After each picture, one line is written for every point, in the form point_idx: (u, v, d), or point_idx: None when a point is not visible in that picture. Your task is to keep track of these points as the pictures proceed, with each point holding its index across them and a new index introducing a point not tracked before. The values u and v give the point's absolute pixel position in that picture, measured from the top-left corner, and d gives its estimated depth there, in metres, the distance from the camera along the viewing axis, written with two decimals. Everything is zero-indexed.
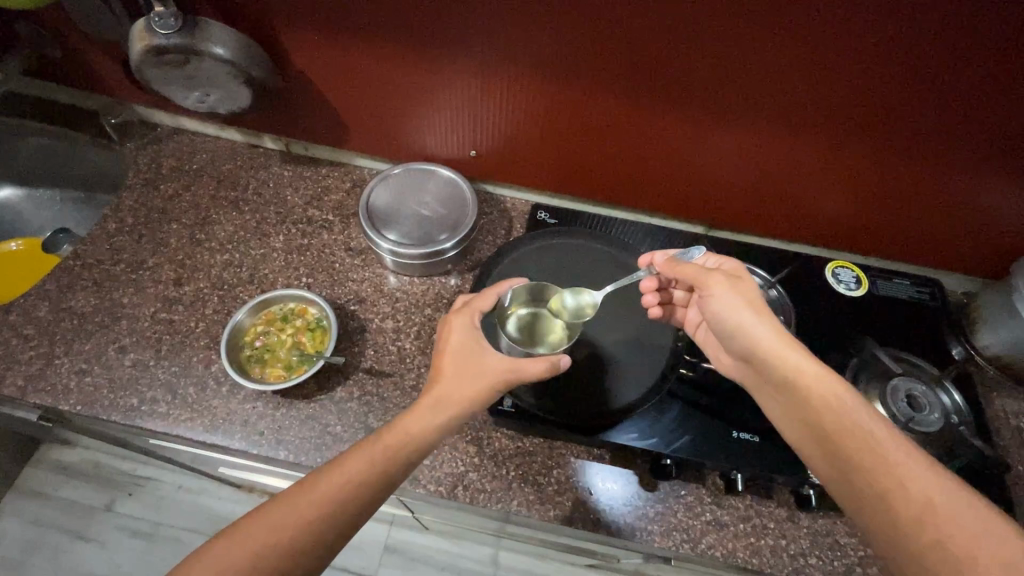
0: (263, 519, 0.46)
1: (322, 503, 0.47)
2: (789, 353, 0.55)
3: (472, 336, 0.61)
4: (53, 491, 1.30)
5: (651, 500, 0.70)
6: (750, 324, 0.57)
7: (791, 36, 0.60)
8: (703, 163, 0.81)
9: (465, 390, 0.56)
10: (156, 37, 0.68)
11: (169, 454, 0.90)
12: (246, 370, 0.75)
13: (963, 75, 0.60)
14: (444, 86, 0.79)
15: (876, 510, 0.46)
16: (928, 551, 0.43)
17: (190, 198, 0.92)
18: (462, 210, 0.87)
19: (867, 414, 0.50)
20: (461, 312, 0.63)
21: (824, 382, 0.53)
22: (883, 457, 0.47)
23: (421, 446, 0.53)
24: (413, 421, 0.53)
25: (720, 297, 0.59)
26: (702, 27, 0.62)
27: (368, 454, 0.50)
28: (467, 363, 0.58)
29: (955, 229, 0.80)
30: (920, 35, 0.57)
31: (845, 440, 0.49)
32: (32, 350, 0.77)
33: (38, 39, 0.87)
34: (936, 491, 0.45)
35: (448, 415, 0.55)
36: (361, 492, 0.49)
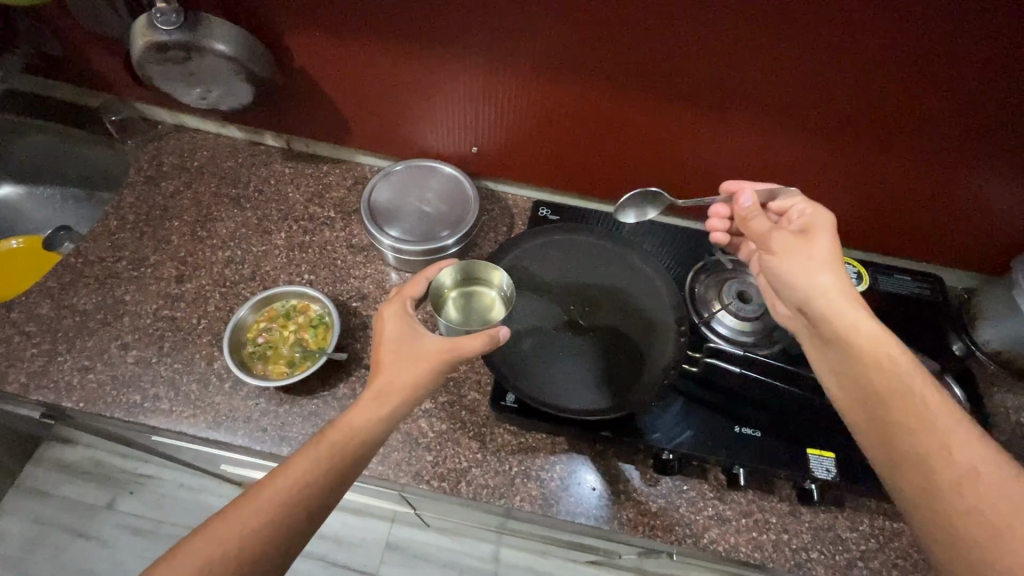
0: (207, 533, 0.45)
1: (265, 511, 0.46)
2: (848, 309, 0.53)
3: (406, 323, 0.59)
4: (54, 489, 1.30)
5: (654, 495, 0.70)
6: (813, 279, 0.56)
7: (796, 32, 0.60)
8: (706, 158, 0.81)
9: (407, 377, 0.55)
10: (157, 33, 0.67)
11: (172, 452, 0.90)
12: (249, 367, 0.75)
13: (970, 70, 0.60)
14: (445, 82, 0.79)
15: (914, 471, 0.45)
16: (961, 515, 0.43)
17: (191, 195, 0.92)
18: (464, 206, 0.87)
19: (920, 377, 0.49)
20: (392, 300, 0.61)
21: (877, 342, 0.51)
22: (927, 421, 0.46)
23: (368, 441, 0.52)
24: (355, 417, 0.52)
25: (786, 259, 0.58)
26: (707, 22, 0.61)
27: (312, 455, 0.50)
28: (404, 350, 0.57)
29: (957, 225, 0.81)
30: (926, 31, 0.57)
31: (891, 399, 0.48)
32: (34, 347, 0.77)
33: (38, 36, 0.87)
34: (980, 459, 0.44)
35: (393, 405, 0.53)
36: (307, 495, 0.48)
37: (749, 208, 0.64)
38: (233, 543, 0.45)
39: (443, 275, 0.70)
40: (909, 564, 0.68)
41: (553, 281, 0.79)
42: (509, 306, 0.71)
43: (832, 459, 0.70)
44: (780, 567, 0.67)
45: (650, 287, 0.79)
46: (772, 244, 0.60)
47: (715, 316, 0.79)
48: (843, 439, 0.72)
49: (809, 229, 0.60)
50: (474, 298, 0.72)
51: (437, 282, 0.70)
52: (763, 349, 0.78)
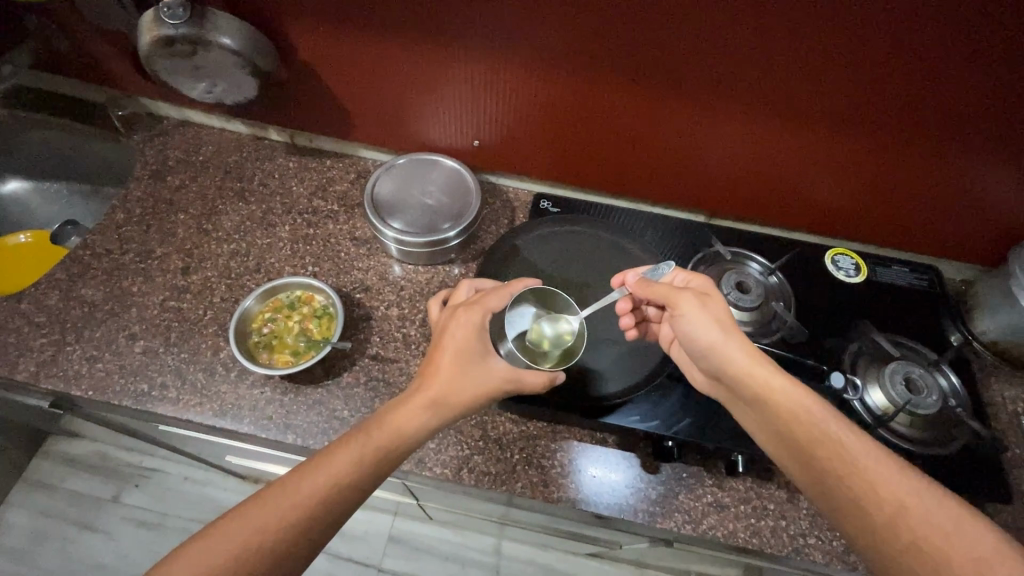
0: (243, 523, 0.46)
1: (304, 506, 0.48)
2: (762, 368, 0.57)
3: (479, 337, 0.61)
4: (61, 482, 1.32)
5: (653, 482, 0.71)
6: (724, 345, 0.58)
7: (797, 21, 0.61)
8: (703, 153, 0.82)
9: (463, 394, 0.57)
10: (163, 27, 0.68)
11: (178, 442, 0.91)
12: (254, 356, 0.76)
13: (968, 58, 0.60)
14: (448, 77, 0.80)
15: (853, 515, 0.49)
16: (904, 551, 0.45)
17: (197, 189, 0.93)
18: (466, 200, 0.88)
19: (833, 420, 0.53)
20: (471, 306, 0.63)
21: (790, 393, 0.55)
22: (851, 465, 0.50)
23: (412, 448, 0.54)
24: (407, 420, 0.54)
25: (696, 323, 0.59)
26: (706, 13, 0.62)
27: (356, 455, 0.51)
28: (468, 363, 0.59)
29: (953, 218, 0.82)
30: (923, 20, 0.58)
31: (816, 449, 0.52)
32: (43, 337, 0.78)
33: (46, 32, 0.88)
34: (908, 494, 0.47)
35: (444, 417, 0.56)
36: (348, 492, 0.50)
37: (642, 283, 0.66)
38: (271, 535, 0.46)
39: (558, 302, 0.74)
40: None
41: (554, 271, 0.80)
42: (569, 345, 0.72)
43: None
44: (778, 553, 0.67)
45: None
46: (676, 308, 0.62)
47: None
48: None
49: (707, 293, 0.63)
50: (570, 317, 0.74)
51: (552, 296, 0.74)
52: (763, 339, 0.79)
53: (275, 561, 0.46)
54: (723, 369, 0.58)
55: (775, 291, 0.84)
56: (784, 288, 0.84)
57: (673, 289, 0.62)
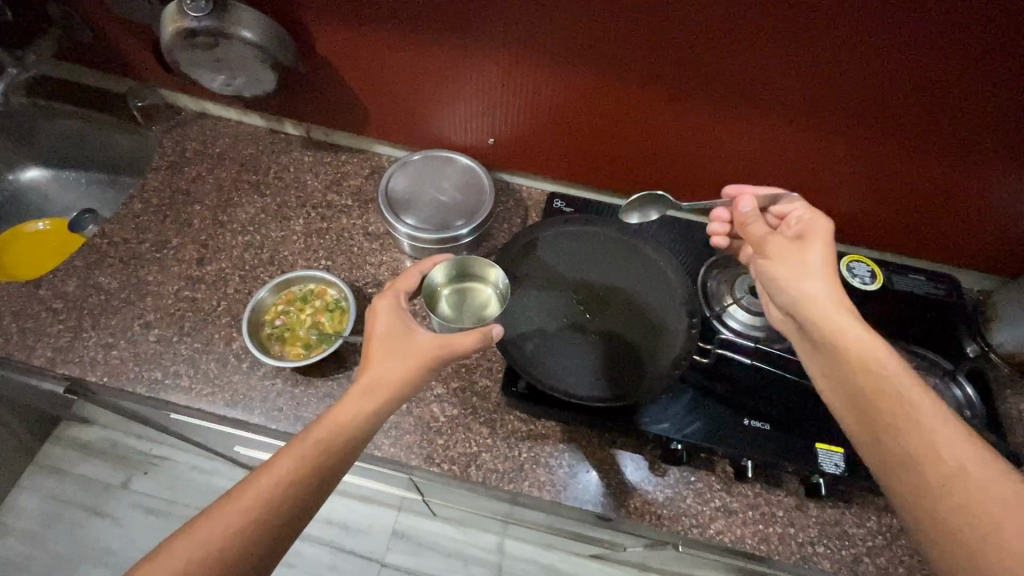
0: (190, 535, 0.46)
1: (247, 511, 0.47)
2: (839, 314, 0.56)
3: (400, 317, 0.60)
4: (71, 467, 1.34)
5: (661, 485, 0.71)
6: (806, 288, 0.58)
7: (809, 18, 0.60)
8: (720, 156, 0.81)
9: (395, 373, 0.56)
10: (187, 19, 0.69)
11: (187, 430, 0.92)
12: (266, 348, 0.76)
13: (985, 56, 0.58)
14: (464, 76, 0.80)
15: (904, 470, 0.47)
16: (956, 513, 0.43)
17: (213, 180, 0.94)
18: (480, 198, 0.88)
19: (905, 374, 0.51)
20: (386, 293, 0.62)
21: (866, 343, 0.53)
22: (914, 422, 0.48)
23: (354, 438, 0.52)
24: (342, 411, 0.53)
25: (781, 264, 0.61)
26: (715, 7, 0.61)
27: (296, 453, 0.50)
28: (395, 344, 0.57)
29: (973, 227, 0.80)
30: (937, 17, 0.56)
31: (880, 401, 0.50)
32: (60, 323, 0.79)
33: (70, 22, 0.89)
34: (971, 459, 0.45)
35: (379, 400, 0.54)
36: (290, 491, 0.48)
37: (749, 213, 0.67)
38: (214, 545, 0.45)
39: (435, 272, 0.73)
40: (916, 562, 0.67)
41: (567, 270, 0.80)
42: (504, 302, 0.73)
43: (841, 454, 0.70)
44: (785, 560, 0.67)
45: (662, 281, 0.79)
46: (767, 248, 0.64)
47: (727, 309, 0.79)
48: None
49: (804, 235, 0.63)
50: (454, 260, 0.72)
51: (429, 278, 0.72)
52: (776, 344, 0.78)
53: (226, 569, 0.45)
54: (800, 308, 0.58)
55: None
56: None
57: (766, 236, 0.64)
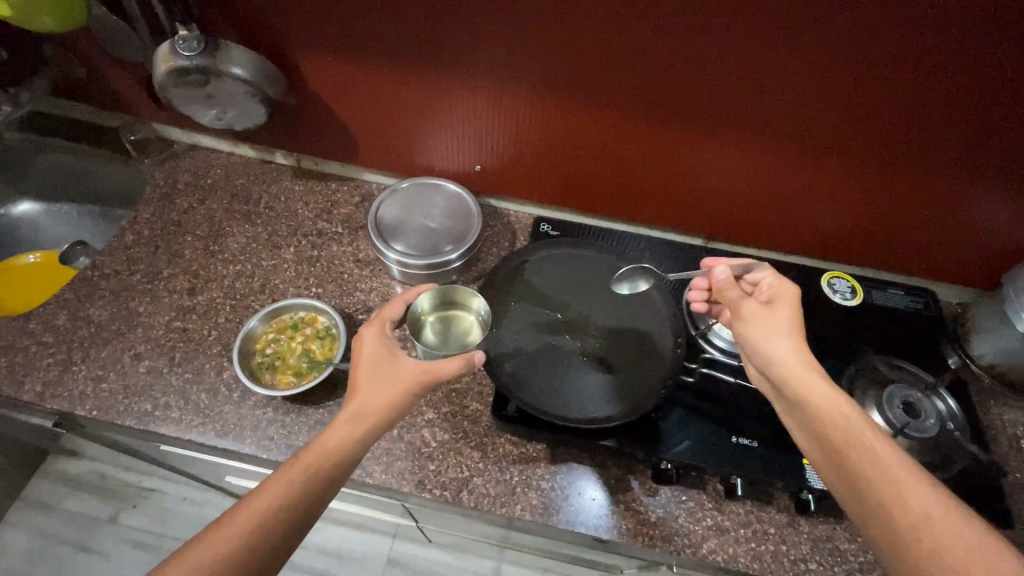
0: (178, 563, 0.45)
1: (236, 538, 0.46)
2: (807, 371, 0.56)
3: (386, 345, 0.61)
4: (59, 503, 1.32)
5: (653, 505, 0.71)
6: (776, 348, 0.59)
7: (785, 39, 0.62)
8: (700, 177, 0.84)
9: (384, 398, 0.57)
10: (179, 58, 0.71)
11: (177, 461, 0.91)
12: (257, 377, 0.77)
13: (946, 76, 0.62)
14: (450, 105, 0.82)
15: (877, 520, 0.47)
16: (927, 561, 0.44)
17: (204, 211, 0.95)
18: (467, 223, 0.90)
19: (872, 429, 0.52)
20: (372, 322, 0.63)
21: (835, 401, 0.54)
22: (881, 472, 0.49)
23: (344, 464, 0.53)
24: (330, 437, 0.53)
25: (751, 326, 0.62)
26: (695, 32, 0.64)
27: (286, 479, 0.50)
28: (383, 372, 0.59)
29: (946, 241, 0.83)
30: (905, 35, 0.59)
31: (849, 453, 0.51)
32: (50, 357, 0.79)
33: (64, 60, 0.92)
34: (935, 506, 0.46)
35: (369, 425, 0.55)
36: (281, 516, 0.48)
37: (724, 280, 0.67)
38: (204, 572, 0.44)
39: (420, 300, 0.73)
40: None
41: (554, 293, 0.81)
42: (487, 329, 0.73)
43: None
44: None
45: (648, 301, 0.81)
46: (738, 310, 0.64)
47: (713, 327, 0.80)
48: None
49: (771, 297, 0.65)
50: (438, 288, 0.73)
51: (414, 307, 0.73)
52: None
53: None
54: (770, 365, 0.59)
55: None
56: None
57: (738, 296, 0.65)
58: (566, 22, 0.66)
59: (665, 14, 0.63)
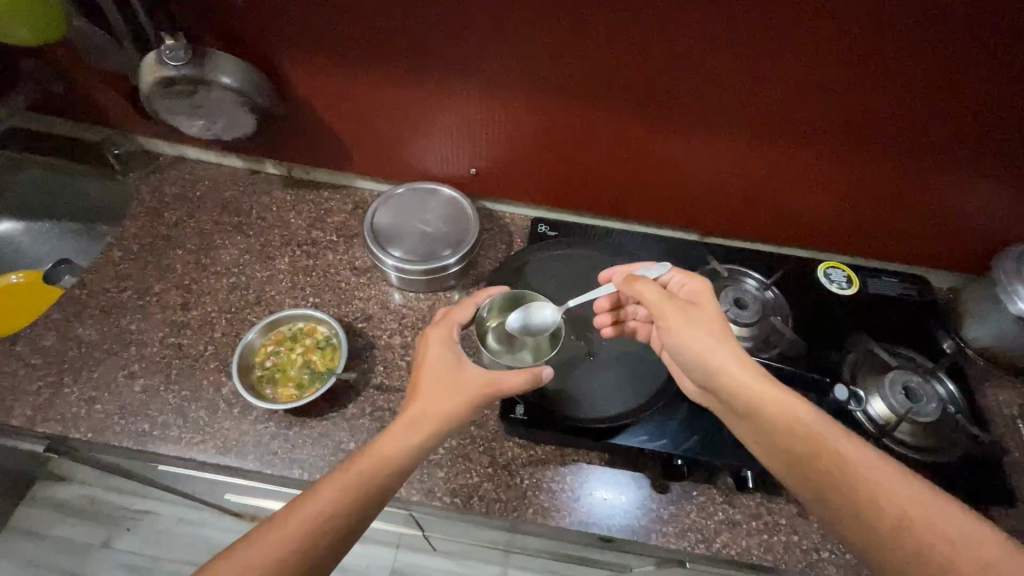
0: (232, 558, 0.47)
1: (289, 537, 0.48)
2: (757, 381, 0.56)
3: (450, 349, 0.64)
4: (48, 530, 1.28)
5: (664, 502, 0.71)
6: (721, 360, 0.57)
7: (781, 33, 0.63)
8: (695, 172, 0.84)
9: (441, 406, 0.59)
10: (165, 69, 0.69)
11: (175, 481, 0.89)
12: (258, 391, 0.75)
13: (936, 63, 0.63)
14: (443, 107, 0.81)
15: (855, 528, 0.49)
16: (911, 560, 0.46)
17: (194, 224, 0.93)
18: (464, 226, 0.89)
19: (835, 431, 0.53)
20: (440, 323, 0.67)
21: (795, 406, 0.55)
22: (853, 475, 0.50)
23: (398, 470, 0.55)
24: (388, 441, 0.56)
25: (683, 335, 0.60)
26: (693, 27, 0.64)
27: (341, 483, 0.52)
28: (445, 377, 0.61)
29: (937, 226, 0.84)
30: (899, 26, 0.60)
31: (818, 462, 0.52)
32: (40, 380, 0.76)
33: (41, 74, 0.89)
34: (910, 503, 0.48)
35: (425, 432, 0.57)
36: (336, 520, 0.50)
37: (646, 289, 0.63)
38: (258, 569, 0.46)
39: (488, 305, 0.76)
40: None
41: (555, 293, 0.81)
42: (555, 340, 0.76)
43: None
44: (792, 569, 0.67)
45: None
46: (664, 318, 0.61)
47: None
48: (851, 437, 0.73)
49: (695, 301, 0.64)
50: (509, 294, 0.75)
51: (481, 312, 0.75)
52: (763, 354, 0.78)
53: None
54: (716, 379, 0.58)
55: (771, 306, 0.83)
56: (781, 303, 0.84)
57: (664, 302, 0.62)
58: (561, 20, 0.66)
59: (661, 8, 0.63)
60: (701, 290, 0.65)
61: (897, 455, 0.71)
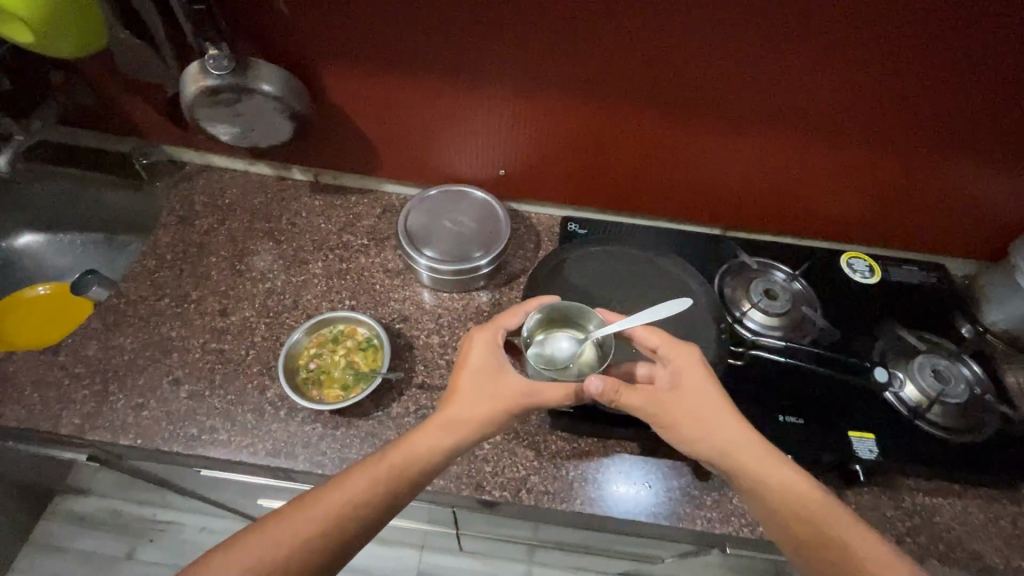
0: (264, 532, 0.51)
1: (317, 521, 0.52)
2: (762, 463, 0.60)
3: (495, 354, 0.64)
4: (71, 543, 1.27)
5: (707, 489, 0.73)
6: (725, 446, 0.60)
7: (815, 33, 0.65)
8: (721, 168, 0.86)
9: (476, 412, 0.60)
10: (209, 78, 0.70)
11: (214, 487, 0.90)
12: (304, 392, 0.76)
13: (961, 59, 0.65)
14: (475, 110, 0.83)
15: None
16: None
17: (226, 232, 0.94)
18: (496, 227, 0.91)
19: (836, 513, 0.57)
20: (485, 327, 0.67)
21: (799, 489, 0.58)
22: (856, 559, 0.54)
23: (428, 468, 0.57)
24: (421, 440, 0.58)
25: (680, 429, 0.62)
26: (731, 29, 0.66)
27: (371, 472, 0.55)
28: (484, 382, 0.62)
29: (955, 215, 0.87)
30: (929, 24, 0.63)
31: (824, 544, 0.55)
32: (85, 389, 0.77)
33: (72, 86, 0.90)
34: None
35: (457, 438, 0.59)
36: (363, 509, 0.53)
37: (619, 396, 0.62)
38: (285, 548, 0.50)
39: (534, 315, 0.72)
40: (954, 537, 0.70)
41: (590, 289, 0.83)
42: (603, 354, 0.70)
43: (873, 440, 0.73)
44: None
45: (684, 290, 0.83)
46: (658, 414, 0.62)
47: (748, 311, 0.83)
48: (884, 419, 0.75)
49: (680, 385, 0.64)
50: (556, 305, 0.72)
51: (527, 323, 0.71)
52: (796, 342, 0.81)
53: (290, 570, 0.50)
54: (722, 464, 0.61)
55: (800, 297, 0.86)
56: (809, 294, 0.87)
57: (652, 402, 0.62)
58: (598, 23, 0.68)
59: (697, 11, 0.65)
60: (686, 365, 0.64)
61: (930, 437, 0.74)
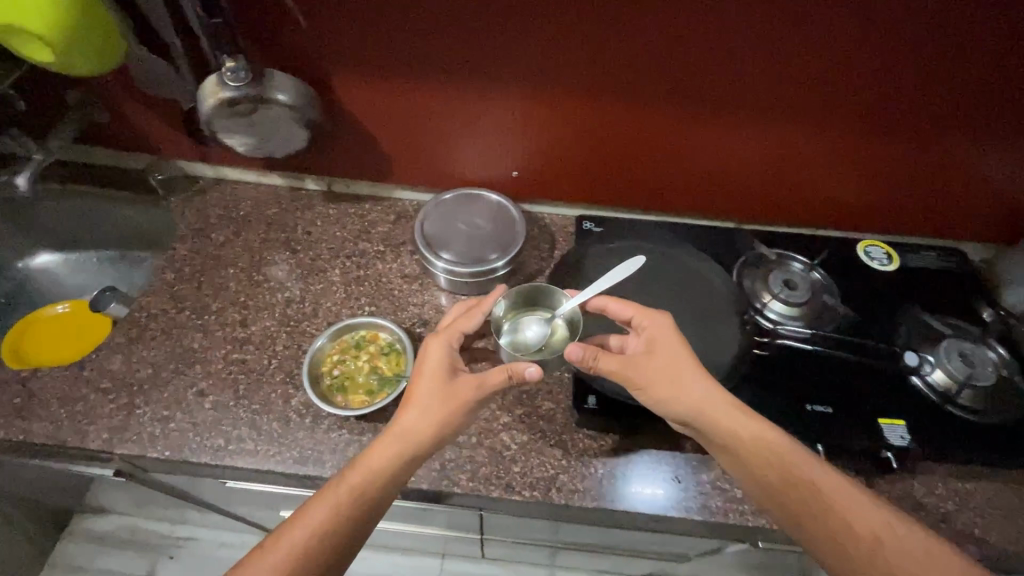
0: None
1: (289, 557, 0.52)
2: (749, 432, 0.61)
3: (446, 359, 0.64)
4: (91, 563, 1.27)
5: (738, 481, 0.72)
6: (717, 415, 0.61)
7: (824, 20, 0.66)
8: (733, 160, 0.87)
9: (427, 420, 0.60)
10: (226, 89, 0.71)
11: (238, 499, 0.89)
12: (329, 399, 0.76)
13: (971, 41, 0.66)
14: (486, 112, 0.84)
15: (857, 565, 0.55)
16: None
17: (242, 243, 0.95)
18: (511, 228, 0.91)
19: (825, 475, 0.59)
20: (441, 332, 0.66)
21: (792, 456, 0.60)
22: (850, 518, 0.57)
23: (390, 482, 0.58)
24: (376, 455, 0.58)
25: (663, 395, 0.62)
26: (739, 20, 0.67)
27: (331, 499, 0.56)
28: (437, 389, 0.61)
29: (970, 199, 0.87)
30: (939, 8, 0.63)
31: (818, 506, 0.58)
32: (111, 403, 0.77)
33: (88, 104, 0.91)
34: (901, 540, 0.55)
35: (411, 449, 0.59)
36: (332, 534, 0.54)
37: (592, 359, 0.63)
38: None
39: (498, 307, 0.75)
40: (990, 521, 0.70)
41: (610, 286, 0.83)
42: (572, 327, 0.74)
43: (904, 426, 0.73)
44: None
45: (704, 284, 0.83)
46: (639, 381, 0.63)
47: (768, 303, 0.82)
48: (911, 405, 0.75)
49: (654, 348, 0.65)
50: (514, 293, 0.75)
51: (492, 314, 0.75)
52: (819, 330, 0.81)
53: None
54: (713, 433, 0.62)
55: (818, 286, 0.86)
56: (828, 283, 0.87)
57: (629, 367, 0.64)
58: (608, 20, 0.68)
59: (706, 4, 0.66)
60: (655, 330, 0.65)
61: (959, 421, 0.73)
